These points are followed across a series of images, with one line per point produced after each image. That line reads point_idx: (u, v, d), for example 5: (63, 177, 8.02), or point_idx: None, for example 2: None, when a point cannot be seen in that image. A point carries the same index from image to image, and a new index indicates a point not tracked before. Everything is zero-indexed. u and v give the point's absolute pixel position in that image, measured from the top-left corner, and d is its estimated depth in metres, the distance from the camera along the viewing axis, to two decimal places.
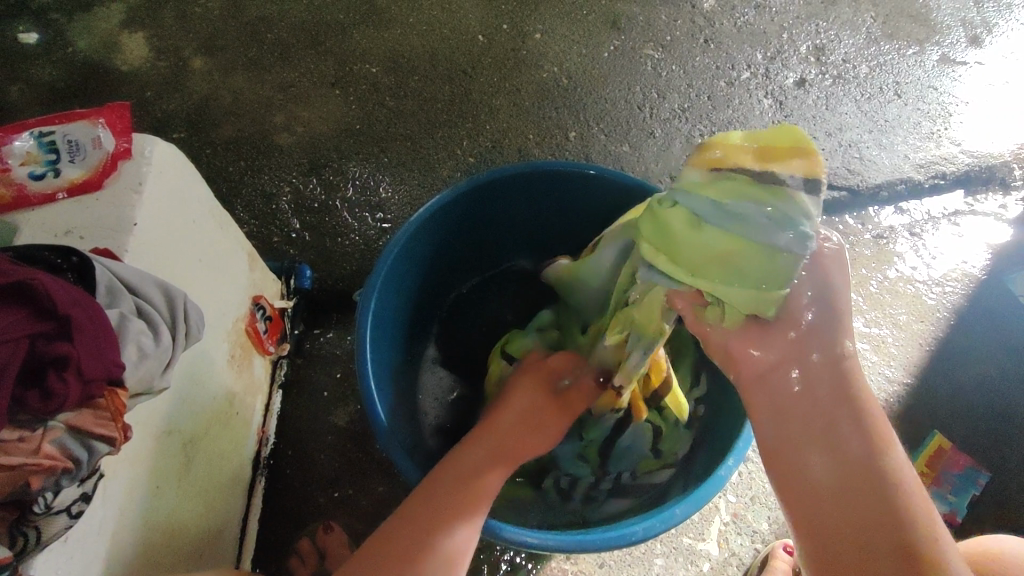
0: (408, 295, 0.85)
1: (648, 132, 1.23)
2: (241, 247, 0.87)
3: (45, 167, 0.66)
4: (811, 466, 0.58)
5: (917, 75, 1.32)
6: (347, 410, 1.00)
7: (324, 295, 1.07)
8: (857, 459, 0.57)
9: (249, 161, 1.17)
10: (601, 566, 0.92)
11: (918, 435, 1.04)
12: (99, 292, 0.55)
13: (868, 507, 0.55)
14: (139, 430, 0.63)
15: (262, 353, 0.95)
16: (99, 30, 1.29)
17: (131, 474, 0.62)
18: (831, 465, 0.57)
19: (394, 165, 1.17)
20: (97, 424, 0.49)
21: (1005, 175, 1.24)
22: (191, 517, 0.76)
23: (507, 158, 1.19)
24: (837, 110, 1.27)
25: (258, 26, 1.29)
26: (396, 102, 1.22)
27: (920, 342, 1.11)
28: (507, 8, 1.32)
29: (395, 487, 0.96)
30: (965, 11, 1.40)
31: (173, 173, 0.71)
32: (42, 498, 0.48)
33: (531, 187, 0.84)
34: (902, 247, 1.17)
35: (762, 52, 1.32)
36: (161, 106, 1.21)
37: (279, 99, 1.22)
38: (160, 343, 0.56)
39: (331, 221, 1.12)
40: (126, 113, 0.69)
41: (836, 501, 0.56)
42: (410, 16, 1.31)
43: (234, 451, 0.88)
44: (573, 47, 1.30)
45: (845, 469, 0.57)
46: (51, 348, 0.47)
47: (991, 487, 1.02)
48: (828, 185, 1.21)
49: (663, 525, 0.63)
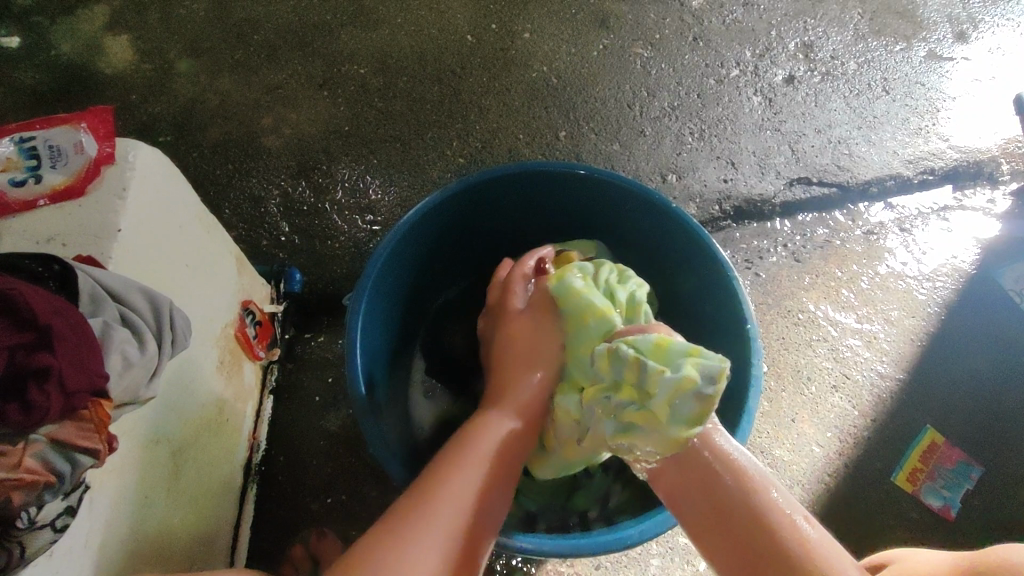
0: (397, 299, 0.84)
1: (638, 131, 1.22)
2: (228, 252, 0.86)
3: (26, 173, 0.65)
4: (687, 509, 0.63)
5: (904, 71, 1.33)
6: (339, 414, 0.99)
7: (314, 298, 1.06)
8: (726, 502, 0.60)
9: (237, 164, 1.15)
10: (598, 568, 0.91)
11: (910, 431, 1.04)
12: (81, 301, 0.54)
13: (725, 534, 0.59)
14: (125, 441, 0.62)
15: (252, 359, 0.94)
16: (81, 33, 1.27)
17: (118, 486, 0.61)
18: (707, 512, 0.61)
19: (384, 166, 1.16)
20: (81, 437, 0.48)
21: (992, 170, 1.24)
22: (181, 527, 0.74)
23: (497, 158, 1.18)
24: (826, 107, 1.28)
25: (243, 28, 1.28)
26: (384, 103, 1.21)
27: (911, 337, 1.11)
28: (495, 7, 1.31)
29: (388, 492, 0.95)
30: (951, 8, 1.40)
31: (159, 178, 0.70)
32: (25, 513, 0.47)
33: (521, 188, 0.83)
34: (892, 242, 1.18)
35: (750, 50, 1.32)
36: (146, 109, 1.20)
37: (266, 102, 1.21)
38: (145, 352, 0.56)
39: (320, 224, 1.11)
40: (109, 117, 0.68)
41: (719, 534, 0.60)
42: (396, 16, 1.30)
43: (224, 458, 0.87)
44: (561, 47, 1.29)
45: (720, 515, 0.60)
46: (32, 358, 0.46)
47: (983, 480, 1.02)
48: (818, 181, 1.21)
49: (658, 527, 0.63)
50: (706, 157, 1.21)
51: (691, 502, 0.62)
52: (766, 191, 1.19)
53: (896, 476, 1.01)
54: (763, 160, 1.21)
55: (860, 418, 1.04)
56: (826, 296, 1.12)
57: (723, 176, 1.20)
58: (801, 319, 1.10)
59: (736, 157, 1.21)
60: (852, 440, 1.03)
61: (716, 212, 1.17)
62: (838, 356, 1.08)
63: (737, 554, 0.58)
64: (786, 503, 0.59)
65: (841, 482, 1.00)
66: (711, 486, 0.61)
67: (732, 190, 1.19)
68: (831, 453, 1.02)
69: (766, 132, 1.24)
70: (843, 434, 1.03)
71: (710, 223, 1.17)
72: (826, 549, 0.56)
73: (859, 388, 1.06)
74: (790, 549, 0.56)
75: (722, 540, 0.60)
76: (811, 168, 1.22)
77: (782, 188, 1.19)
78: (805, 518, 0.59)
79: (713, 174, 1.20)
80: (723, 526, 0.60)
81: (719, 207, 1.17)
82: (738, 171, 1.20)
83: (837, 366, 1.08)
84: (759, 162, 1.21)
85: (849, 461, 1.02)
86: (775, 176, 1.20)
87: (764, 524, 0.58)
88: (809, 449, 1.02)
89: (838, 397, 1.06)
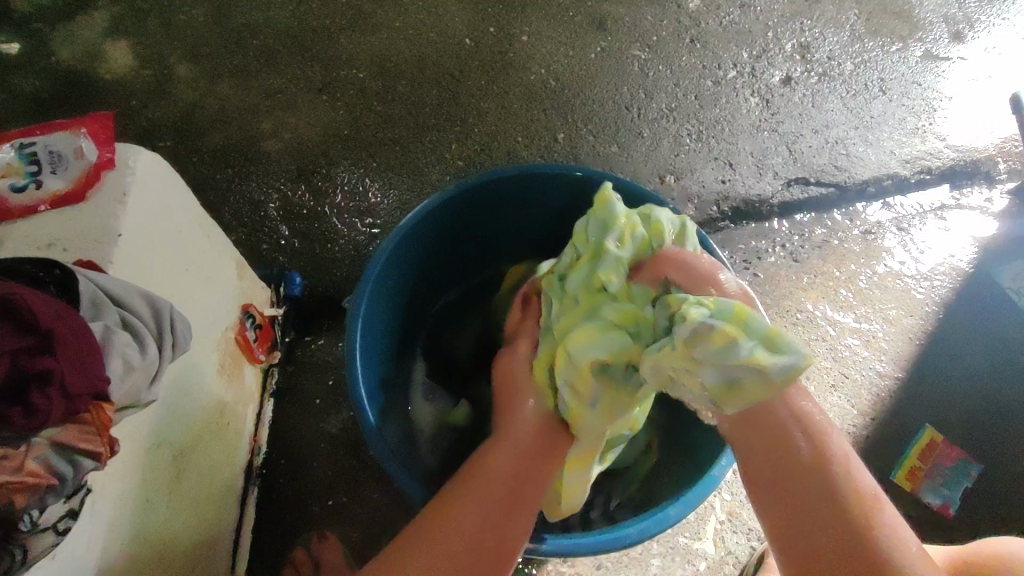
0: (397, 302, 0.84)
1: (636, 133, 1.23)
2: (228, 256, 0.86)
3: (27, 179, 0.65)
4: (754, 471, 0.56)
5: (901, 71, 1.33)
6: (339, 416, 0.99)
7: (314, 301, 1.07)
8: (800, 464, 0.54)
9: (236, 169, 1.16)
10: (599, 568, 0.91)
11: (909, 430, 1.05)
12: (82, 306, 0.54)
13: (797, 501, 0.53)
14: (126, 443, 0.62)
15: (252, 362, 0.94)
16: (80, 39, 1.28)
17: (120, 489, 0.61)
18: (779, 479, 0.54)
19: (383, 169, 1.16)
20: (82, 439, 0.49)
21: (990, 169, 1.25)
22: (182, 530, 0.75)
23: (496, 161, 1.18)
24: (823, 107, 1.28)
25: (242, 33, 1.28)
26: (383, 106, 1.22)
27: (909, 336, 1.11)
28: (493, 11, 1.32)
29: (389, 495, 0.95)
30: (947, 8, 1.41)
31: (158, 183, 0.71)
32: (28, 515, 0.47)
33: (519, 190, 0.83)
34: (890, 242, 1.18)
35: (747, 52, 1.32)
36: (146, 114, 1.21)
37: (265, 106, 1.21)
38: (146, 355, 0.56)
39: (320, 227, 1.12)
40: (108, 123, 0.69)
41: (783, 501, 0.54)
42: (395, 20, 1.30)
43: (226, 461, 0.87)
44: (559, 49, 1.30)
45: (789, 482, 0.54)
46: (35, 362, 0.46)
47: (983, 478, 1.03)
48: (815, 182, 1.21)
49: (658, 526, 0.63)
50: (704, 158, 1.21)
51: (759, 466, 0.56)
52: (764, 192, 1.19)
53: (895, 475, 1.02)
54: (761, 161, 1.22)
55: (859, 417, 1.05)
56: (824, 296, 1.13)
57: (720, 177, 1.20)
58: (799, 319, 1.11)
59: (734, 158, 1.22)
60: (851, 439, 1.03)
61: (714, 213, 1.17)
62: (837, 355, 1.09)
63: (803, 525, 0.52)
64: (860, 477, 0.53)
65: None
66: (789, 451, 0.54)
67: (729, 191, 1.19)
68: None
69: (763, 133, 1.25)
70: (842, 433, 1.03)
71: (709, 224, 1.17)
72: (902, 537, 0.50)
73: (858, 387, 1.07)
74: (860, 524, 0.50)
75: (786, 510, 0.53)
76: (808, 169, 1.22)
77: (779, 188, 1.20)
78: (885, 505, 0.52)
79: (711, 175, 1.20)
80: (790, 494, 0.53)
81: (718, 208, 1.18)
82: (736, 172, 1.20)
83: (836, 365, 1.08)
84: (757, 163, 1.22)
85: None
86: (773, 176, 1.21)
87: (846, 498, 0.52)
88: None
89: (837, 396, 1.06)
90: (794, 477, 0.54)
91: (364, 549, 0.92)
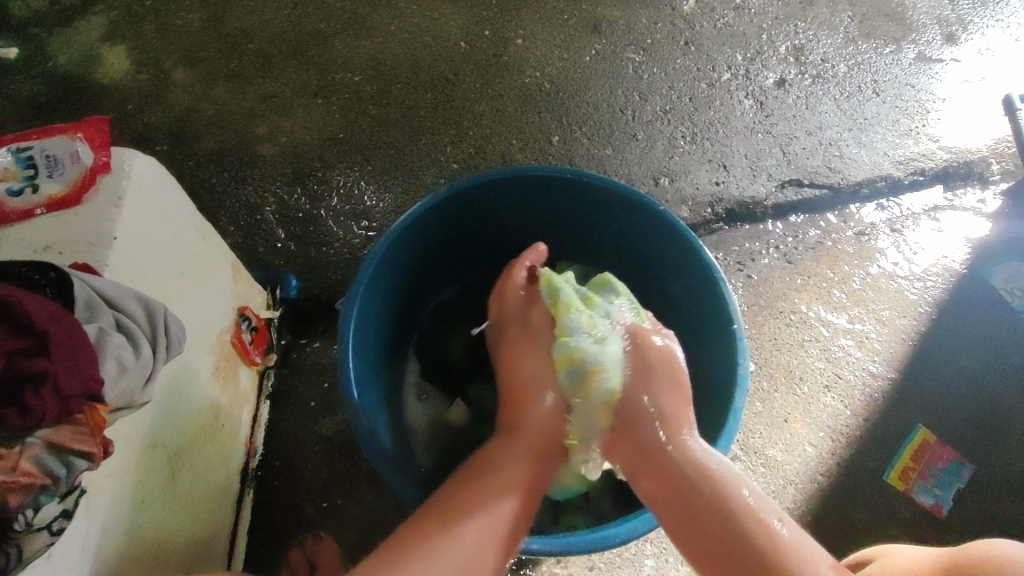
0: (390, 304, 0.85)
1: (631, 135, 1.24)
2: (224, 259, 0.87)
3: (23, 183, 0.66)
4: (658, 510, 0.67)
5: (894, 73, 1.34)
6: (334, 419, 1.00)
7: (310, 303, 1.07)
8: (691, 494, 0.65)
9: (232, 172, 1.17)
10: (593, 568, 0.92)
11: (902, 430, 1.05)
12: (76, 308, 0.55)
13: (697, 528, 0.64)
14: (121, 446, 0.63)
15: (248, 364, 0.95)
16: (78, 43, 1.29)
17: (114, 490, 0.62)
18: (679, 511, 0.66)
19: (378, 172, 1.17)
20: (75, 440, 0.49)
21: (982, 170, 1.25)
22: (177, 531, 0.75)
23: (491, 164, 1.19)
24: (817, 109, 1.29)
25: (239, 37, 1.29)
26: (378, 110, 1.23)
27: (902, 337, 1.12)
28: (488, 14, 1.33)
29: (384, 496, 0.96)
30: (940, 10, 1.41)
31: (154, 187, 0.71)
32: (22, 516, 0.47)
33: (511, 194, 0.84)
34: (883, 243, 1.19)
35: (741, 54, 1.33)
36: (143, 118, 1.21)
37: (261, 110, 1.22)
38: (140, 357, 0.57)
39: (315, 230, 1.12)
40: (105, 127, 0.69)
41: (689, 526, 0.65)
42: (390, 24, 1.31)
43: (221, 463, 0.87)
44: (554, 52, 1.30)
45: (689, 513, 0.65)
46: (29, 363, 0.47)
47: (975, 478, 1.03)
48: (808, 183, 1.22)
49: (646, 524, 0.65)
50: (698, 160, 1.22)
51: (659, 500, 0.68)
52: (758, 193, 1.20)
53: (888, 475, 1.02)
54: (754, 163, 1.23)
55: (852, 418, 1.05)
56: (818, 296, 1.13)
57: (714, 179, 1.21)
58: (793, 320, 1.11)
59: (728, 160, 1.22)
60: (844, 439, 1.04)
61: (708, 215, 1.18)
62: (830, 356, 1.09)
63: (703, 542, 0.64)
64: (747, 492, 0.65)
65: (834, 480, 1.01)
66: (685, 488, 0.66)
67: (723, 193, 1.20)
68: (824, 452, 1.03)
69: (757, 135, 1.25)
70: (835, 433, 1.04)
71: (703, 225, 1.18)
72: (791, 539, 0.61)
73: (851, 387, 1.07)
74: (750, 534, 0.62)
75: (691, 533, 0.65)
76: (802, 170, 1.23)
77: (773, 190, 1.20)
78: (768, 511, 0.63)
79: (705, 177, 1.21)
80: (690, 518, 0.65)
81: (711, 210, 1.19)
82: (730, 174, 1.21)
83: (829, 366, 1.08)
84: (750, 165, 1.22)
85: (842, 461, 1.02)
86: (767, 178, 1.21)
87: (735, 515, 0.63)
88: (802, 449, 1.02)
89: (830, 396, 1.06)
90: (690, 501, 0.65)
91: (359, 551, 0.93)
